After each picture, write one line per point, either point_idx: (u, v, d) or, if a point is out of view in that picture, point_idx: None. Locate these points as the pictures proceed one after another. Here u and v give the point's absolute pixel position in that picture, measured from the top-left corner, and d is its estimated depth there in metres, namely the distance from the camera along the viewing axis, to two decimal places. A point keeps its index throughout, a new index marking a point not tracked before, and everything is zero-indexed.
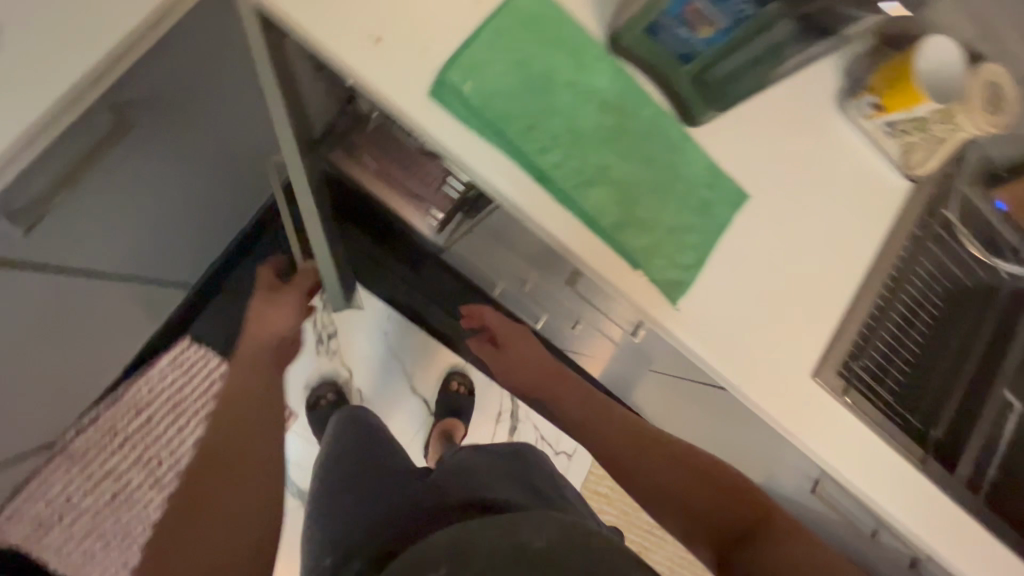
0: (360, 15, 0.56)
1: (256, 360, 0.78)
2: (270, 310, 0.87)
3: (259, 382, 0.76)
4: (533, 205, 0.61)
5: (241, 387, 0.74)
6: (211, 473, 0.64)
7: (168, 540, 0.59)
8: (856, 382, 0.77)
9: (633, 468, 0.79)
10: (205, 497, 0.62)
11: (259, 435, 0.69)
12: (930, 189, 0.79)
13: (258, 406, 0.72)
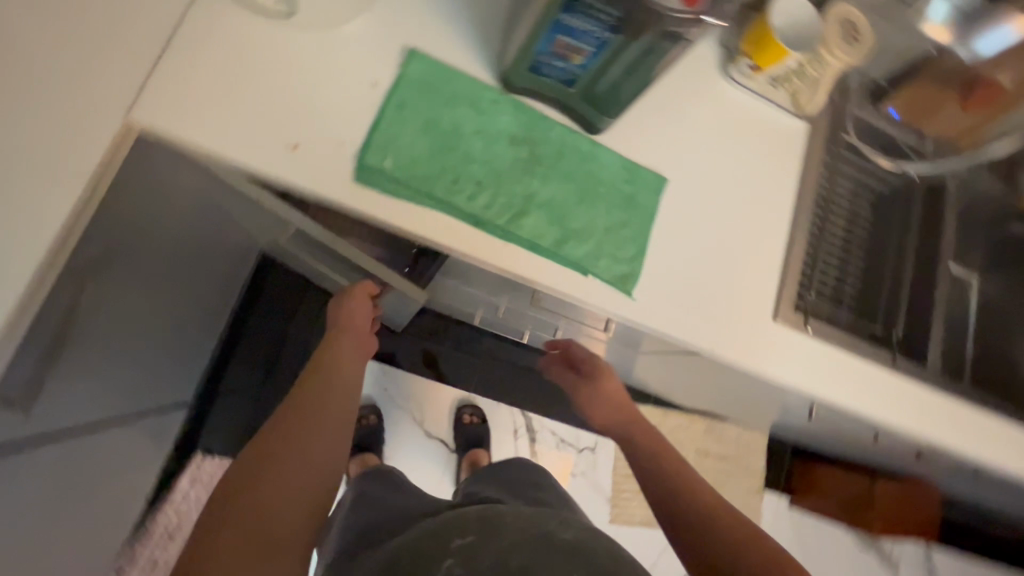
0: (272, 126, 0.60)
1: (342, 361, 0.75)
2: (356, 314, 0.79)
3: (341, 382, 0.73)
4: (478, 244, 0.66)
5: (322, 382, 0.71)
6: (273, 464, 0.63)
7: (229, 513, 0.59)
8: (813, 310, 0.84)
9: (655, 468, 0.80)
10: (267, 487, 0.61)
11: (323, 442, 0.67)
12: (825, 120, 0.86)
13: (333, 410, 0.70)
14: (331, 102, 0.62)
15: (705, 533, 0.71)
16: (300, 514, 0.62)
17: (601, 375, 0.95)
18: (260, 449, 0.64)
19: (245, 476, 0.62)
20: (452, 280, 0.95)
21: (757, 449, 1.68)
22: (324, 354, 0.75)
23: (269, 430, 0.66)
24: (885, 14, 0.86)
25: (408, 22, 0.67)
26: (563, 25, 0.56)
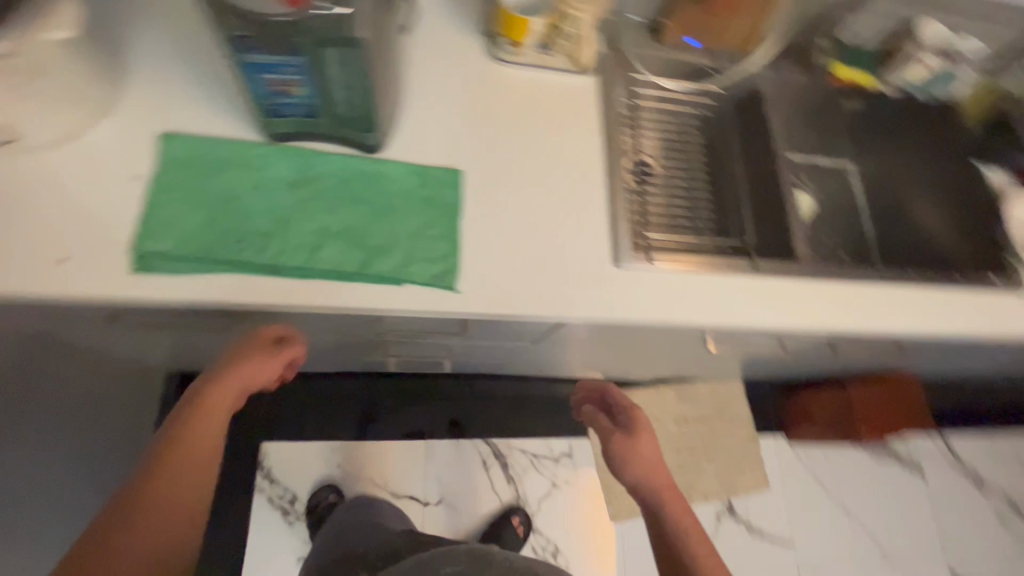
0: (35, 249, 0.61)
1: (210, 413, 0.64)
2: (249, 370, 0.67)
3: (205, 430, 0.63)
4: (280, 290, 0.66)
5: (181, 441, 0.61)
6: (133, 528, 0.55)
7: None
8: (666, 244, 0.85)
9: (681, 537, 0.75)
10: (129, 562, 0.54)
11: (177, 495, 0.59)
12: (610, 67, 0.88)
13: (190, 460, 0.61)
14: (90, 208, 0.63)
15: None
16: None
17: (642, 430, 0.82)
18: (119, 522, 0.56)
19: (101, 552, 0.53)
20: (327, 341, 0.94)
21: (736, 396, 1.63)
22: (194, 403, 0.64)
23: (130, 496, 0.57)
24: None
25: (151, 113, 0.69)
26: (255, 63, 0.56)
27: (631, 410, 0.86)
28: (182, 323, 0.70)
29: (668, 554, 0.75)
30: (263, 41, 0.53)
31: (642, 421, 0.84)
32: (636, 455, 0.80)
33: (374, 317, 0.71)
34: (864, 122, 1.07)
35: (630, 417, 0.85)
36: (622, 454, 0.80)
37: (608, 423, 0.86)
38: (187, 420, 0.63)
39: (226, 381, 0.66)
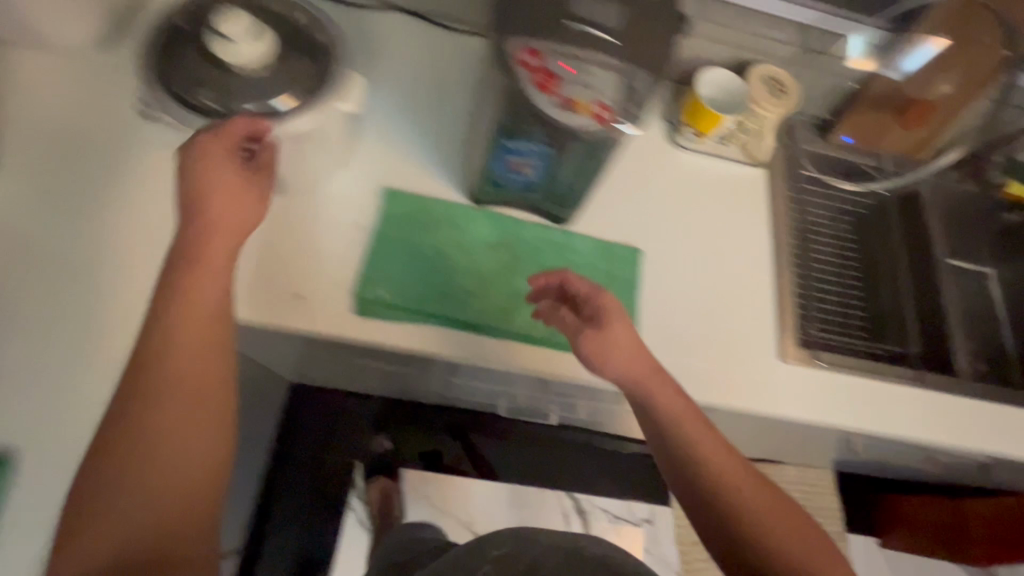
0: (274, 282, 0.67)
1: (189, 300, 0.52)
2: (225, 189, 0.54)
3: (195, 335, 0.52)
4: (478, 347, 0.71)
5: (161, 353, 0.50)
6: (132, 467, 0.48)
7: (85, 555, 0.45)
8: (827, 342, 0.85)
9: (695, 444, 0.66)
10: (135, 504, 0.47)
11: (176, 414, 0.50)
12: (781, 163, 0.91)
13: (183, 383, 0.51)
14: (323, 251, 0.70)
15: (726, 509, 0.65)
16: (190, 521, 0.49)
17: (614, 318, 0.65)
18: (110, 458, 0.48)
19: (93, 505, 0.47)
20: (472, 383, 0.94)
21: (828, 488, 1.56)
22: (166, 283, 0.52)
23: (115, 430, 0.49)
24: (807, 67, 0.88)
25: (380, 169, 0.76)
26: (508, 147, 0.62)
27: (599, 300, 0.66)
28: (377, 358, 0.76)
29: (671, 450, 0.67)
30: (527, 135, 0.59)
31: (614, 311, 0.66)
32: (608, 346, 0.65)
33: (554, 383, 0.73)
34: (1023, 235, 1.05)
35: (597, 307, 0.66)
36: (595, 350, 0.65)
37: (573, 317, 0.68)
38: (157, 321, 0.51)
39: (210, 239, 0.53)
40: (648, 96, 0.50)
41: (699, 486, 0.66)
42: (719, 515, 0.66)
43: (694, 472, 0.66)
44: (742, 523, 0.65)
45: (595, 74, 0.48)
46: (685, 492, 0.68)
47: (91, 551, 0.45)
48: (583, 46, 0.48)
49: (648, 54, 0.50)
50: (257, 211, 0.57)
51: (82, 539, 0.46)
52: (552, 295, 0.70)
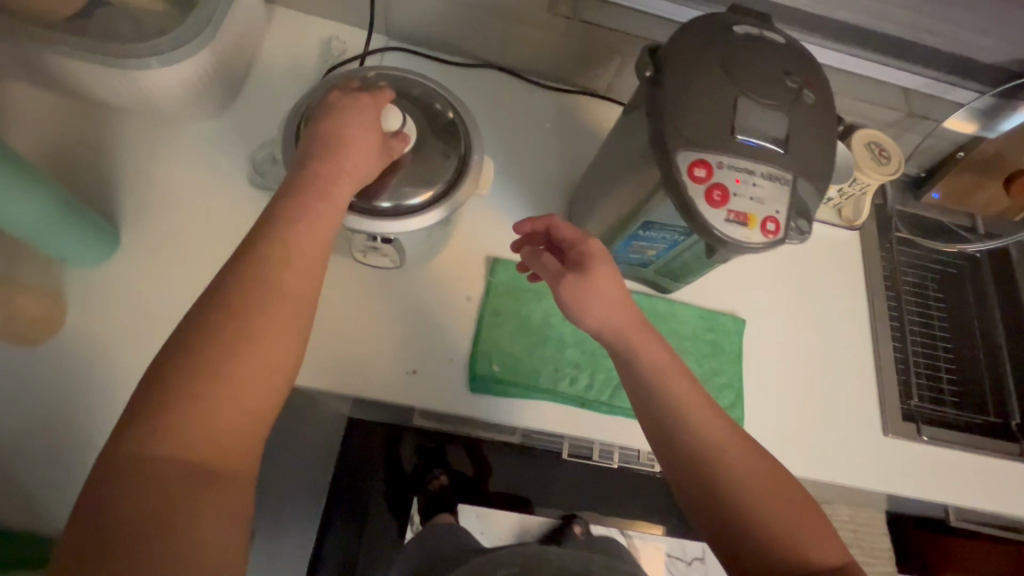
0: (394, 360, 0.68)
1: (318, 216, 0.47)
2: (354, 151, 0.51)
3: (312, 246, 0.46)
4: (589, 424, 0.70)
5: (278, 255, 0.44)
6: (177, 415, 0.37)
7: (146, 450, 0.35)
8: (928, 413, 0.83)
9: (691, 413, 0.52)
10: (211, 406, 0.38)
11: (249, 376, 0.40)
12: (874, 227, 0.90)
13: (291, 289, 0.43)
14: (435, 324, 0.70)
15: (724, 492, 0.50)
16: (242, 450, 0.39)
17: (601, 261, 0.55)
18: (199, 344, 0.39)
19: (168, 395, 0.37)
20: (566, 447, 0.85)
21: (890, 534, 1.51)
22: (300, 195, 0.47)
23: (215, 315, 0.40)
24: (903, 129, 0.87)
25: (485, 238, 0.76)
26: (641, 234, 0.61)
27: (586, 244, 0.56)
28: (479, 427, 0.76)
29: (663, 425, 0.53)
30: (666, 228, 0.58)
31: (598, 254, 0.55)
32: (591, 292, 0.54)
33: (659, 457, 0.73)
34: None
35: (583, 255, 0.56)
36: (576, 297, 0.54)
37: (555, 264, 0.57)
38: (280, 224, 0.45)
39: (339, 180, 0.50)
40: (811, 205, 0.48)
41: (693, 461, 0.51)
42: (716, 495, 0.50)
43: (689, 447, 0.52)
44: (735, 500, 0.50)
45: (759, 185, 0.47)
46: (678, 475, 0.52)
47: (153, 449, 0.36)
48: (748, 156, 0.47)
49: (812, 162, 0.48)
50: (376, 168, 0.53)
51: (153, 429, 0.36)
52: (538, 242, 0.62)
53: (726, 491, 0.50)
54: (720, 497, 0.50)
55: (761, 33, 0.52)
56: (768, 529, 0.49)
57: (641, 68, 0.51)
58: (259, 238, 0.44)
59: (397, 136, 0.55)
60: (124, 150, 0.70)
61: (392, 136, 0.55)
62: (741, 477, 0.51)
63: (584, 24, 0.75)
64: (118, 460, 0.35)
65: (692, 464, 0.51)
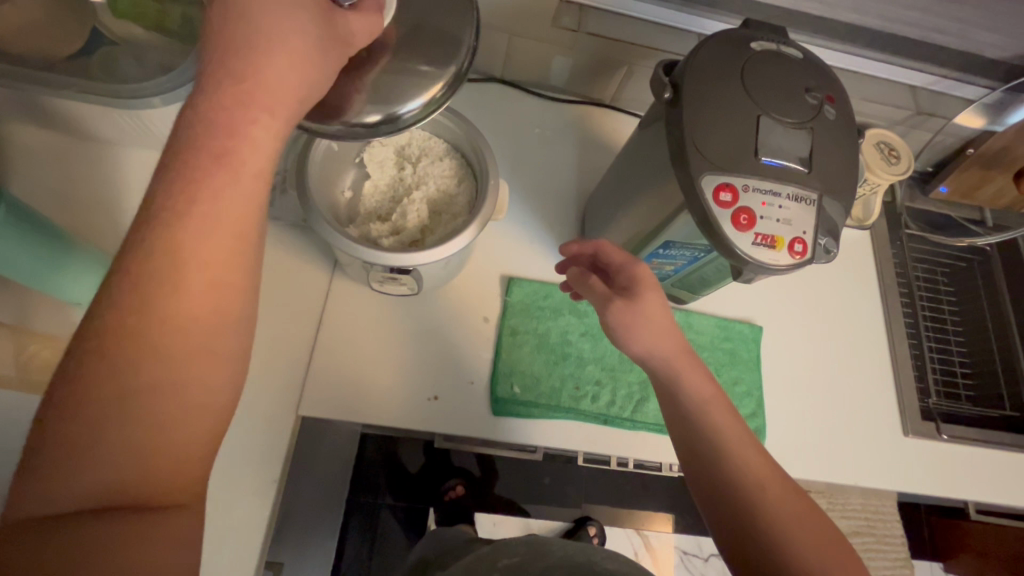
0: (415, 387, 0.67)
1: (240, 170, 0.34)
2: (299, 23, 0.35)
3: (234, 221, 0.33)
4: (612, 441, 0.70)
5: (188, 239, 0.32)
6: (84, 462, 0.29)
7: (53, 507, 0.29)
8: (946, 410, 0.83)
9: (718, 427, 0.53)
10: (135, 434, 0.31)
11: (175, 395, 0.32)
12: (884, 224, 0.90)
13: (213, 283, 0.33)
14: (454, 346, 0.70)
15: (745, 506, 0.51)
16: (181, 480, 0.33)
17: (651, 285, 0.55)
18: (101, 365, 0.30)
19: (65, 439, 0.29)
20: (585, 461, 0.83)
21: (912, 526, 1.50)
22: (214, 141, 0.33)
23: (113, 328, 0.31)
24: (911, 127, 0.87)
25: (499, 257, 0.75)
26: (661, 252, 0.61)
27: (636, 268, 0.56)
28: (500, 446, 0.75)
29: (690, 435, 0.54)
30: (687, 247, 0.58)
31: (649, 281, 0.55)
32: (639, 318, 0.54)
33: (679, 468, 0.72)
34: None
35: (632, 279, 0.56)
36: (624, 324, 0.54)
37: (605, 288, 0.57)
38: (183, 190, 0.32)
39: (257, 93, 0.34)
40: (837, 222, 0.48)
41: (715, 472, 0.52)
42: (736, 508, 0.51)
43: (714, 459, 0.52)
44: (755, 515, 0.50)
45: (785, 206, 0.47)
46: (701, 485, 0.53)
47: (58, 504, 0.29)
48: (773, 178, 0.47)
49: (836, 180, 0.48)
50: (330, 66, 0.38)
51: (53, 479, 0.29)
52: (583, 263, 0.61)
53: (746, 506, 0.51)
54: (740, 510, 0.51)
55: (778, 49, 0.52)
56: (786, 549, 0.49)
57: (660, 88, 0.51)
58: (161, 210, 0.32)
59: (356, 14, 0.40)
60: (131, 186, 0.69)
61: (349, 12, 0.40)
62: (766, 496, 0.51)
63: (590, 35, 0.73)
64: (19, 522, 0.29)
65: (714, 475, 0.52)
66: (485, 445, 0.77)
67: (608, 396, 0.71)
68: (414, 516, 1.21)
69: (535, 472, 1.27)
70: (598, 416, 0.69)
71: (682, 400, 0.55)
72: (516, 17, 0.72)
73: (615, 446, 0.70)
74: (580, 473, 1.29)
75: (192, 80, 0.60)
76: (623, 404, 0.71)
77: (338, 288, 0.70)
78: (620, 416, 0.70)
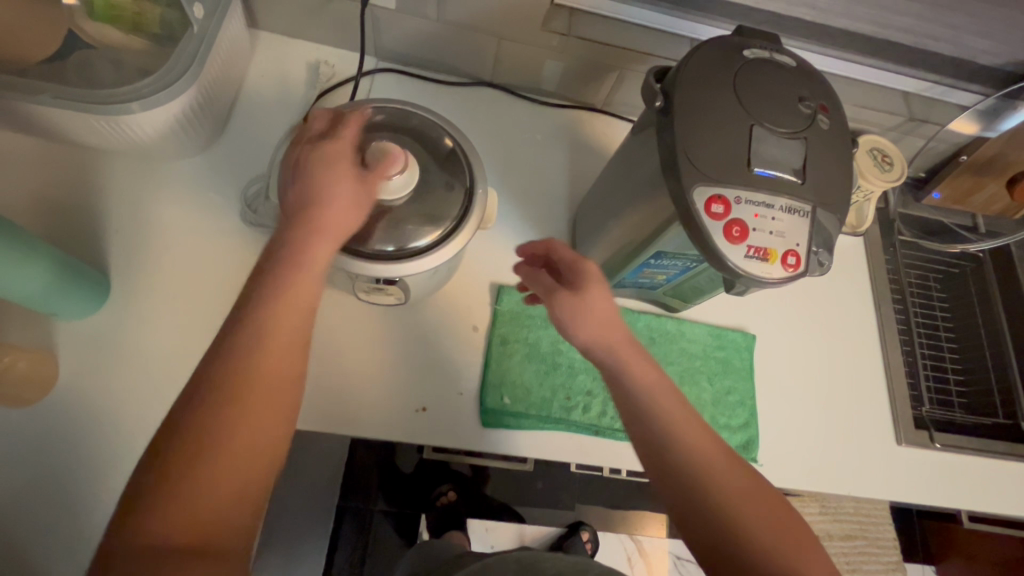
0: (404, 398, 0.66)
1: (294, 279, 0.44)
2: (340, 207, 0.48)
3: (288, 314, 0.43)
4: (604, 451, 0.68)
5: (254, 328, 0.41)
6: (176, 499, 0.35)
7: (147, 537, 0.34)
8: (941, 418, 0.83)
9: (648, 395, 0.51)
10: (212, 472, 0.36)
11: (245, 439, 0.38)
12: (877, 230, 0.89)
13: (271, 356, 0.41)
14: (442, 357, 0.69)
15: (672, 467, 0.49)
16: (236, 522, 0.37)
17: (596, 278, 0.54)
18: (197, 417, 0.37)
19: (156, 483, 0.35)
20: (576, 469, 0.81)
21: (906, 530, 1.49)
22: (281, 265, 0.45)
23: (202, 391, 0.38)
24: (904, 133, 0.86)
25: (489, 264, 0.74)
26: (652, 262, 0.60)
27: (581, 263, 0.55)
28: (491, 458, 0.73)
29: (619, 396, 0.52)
30: (678, 257, 0.57)
31: (593, 274, 0.55)
32: (581, 312, 0.53)
33: None
34: None
35: (579, 274, 0.55)
36: (569, 316, 0.54)
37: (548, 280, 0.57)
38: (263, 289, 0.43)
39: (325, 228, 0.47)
40: (831, 234, 0.47)
41: (644, 436, 0.50)
42: (663, 471, 0.49)
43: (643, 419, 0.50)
44: (683, 477, 0.48)
45: (778, 218, 0.46)
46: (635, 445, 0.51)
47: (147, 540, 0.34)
48: (766, 189, 0.46)
49: (830, 190, 0.48)
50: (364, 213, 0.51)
51: (143, 516, 0.34)
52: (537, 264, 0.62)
53: (674, 468, 0.49)
54: (668, 474, 0.49)
55: (771, 56, 0.51)
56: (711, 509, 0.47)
57: (651, 96, 0.50)
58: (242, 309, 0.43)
59: (393, 180, 0.52)
60: (111, 194, 0.67)
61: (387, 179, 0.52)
62: (693, 457, 0.49)
63: (580, 40, 0.72)
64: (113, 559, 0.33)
65: (642, 441, 0.51)
66: (475, 456, 0.75)
67: (603, 402, 0.70)
68: (405, 522, 1.19)
69: (527, 478, 1.26)
70: (592, 425, 0.68)
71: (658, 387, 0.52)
72: (504, 21, 0.71)
73: (609, 455, 0.68)
74: (572, 478, 1.27)
75: (174, 86, 0.58)
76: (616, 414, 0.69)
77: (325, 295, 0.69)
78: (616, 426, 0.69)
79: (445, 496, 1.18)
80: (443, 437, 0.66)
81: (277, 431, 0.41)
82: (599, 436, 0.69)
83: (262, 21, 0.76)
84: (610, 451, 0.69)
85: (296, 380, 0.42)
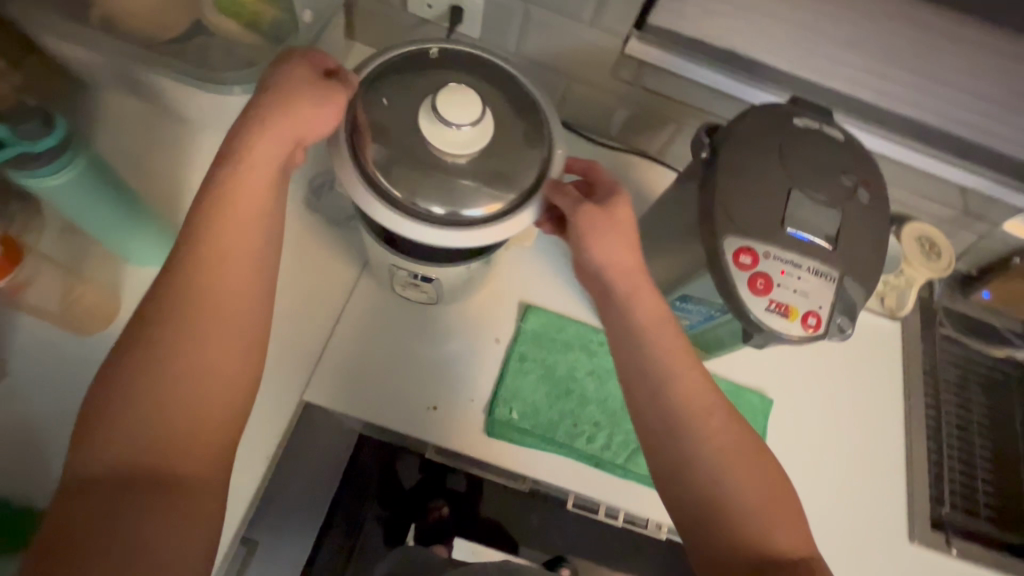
0: (416, 394, 0.69)
1: (227, 225, 0.47)
2: (285, 125, 0.48)
3: (228, 260, 0.47)
4: (603, 485, 0.69)
5: (194, 276, 0.45)
6: (124, 434, 0.41)
7: (102, 471, 0.40)
8: (960, 524, 0.78)
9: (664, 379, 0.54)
10: (160, 412, 0.42)
11: (191, 377, 0.43)
12: (917, 319, 0.87)
13: (210, 301, 0.45)
14: (461, 362, 0.72)
15: (679, 445, 0.53)
16: (187, 459, 0.42)
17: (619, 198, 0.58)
18: (143, 363, 0.42)
19: (104, 428, 0.41)
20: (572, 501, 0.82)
21: None
22: (215, 209, 0.47)
23: (141, 342, 0.43)
24: (957, 227, 0.86)
25: (521, 283, 0.77)
26: (677, 304, 0.62)
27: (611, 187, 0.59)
28: (491, 471, 0.75)
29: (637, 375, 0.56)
30: (703, 303, 0.59)
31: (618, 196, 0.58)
32: (608, 225, 0.56)
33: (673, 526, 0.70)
34: None
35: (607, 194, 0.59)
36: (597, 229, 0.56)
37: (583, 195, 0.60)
38: (198, 236, 0.46)
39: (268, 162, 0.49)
40: (856, 303, 0.48)
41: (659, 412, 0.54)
42: (672, 449, 0.53)
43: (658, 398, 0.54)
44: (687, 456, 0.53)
45: (804, 278, 0.47)
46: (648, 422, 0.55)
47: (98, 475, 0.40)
48: (795, 250, 0.47)
49: (862, 261, 0.49)
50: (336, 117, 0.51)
51: (95, 454, 0.40)
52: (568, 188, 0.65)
53: (681, 444, 0.53)
54: (673, 452, 0.53)
55: (820, 127, 0.53)
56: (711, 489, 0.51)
57: (698, 148, 0.53)
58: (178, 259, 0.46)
59: (461, 129, 0.52)
60: (193, 167, 0.75)
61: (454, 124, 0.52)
62: (701, 436, 0.53)
63: (645, 89, 0.77)
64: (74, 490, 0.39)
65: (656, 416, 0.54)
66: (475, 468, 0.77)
67: (610, 437, 0.70)
68: (392, 529, 1.20)
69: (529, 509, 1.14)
70: (595, 458, 0.69)
71: (680, 403, 0.54)
72: (576, 62, 0.77)
73: (607, 490, 0.69)
74: None
75: None
76: (625, 453, 0.70)
77: (365, 286, 0.73)
78: (618, 466, 0.69)
79: (438, 512, 1.16)
80: (449, 438, 0.68)
81: (224, 365, 0.45)
82: (599, 470, 0.69)
83: (359, 34, 0.84)
84: (609, 486, 0.69)
85: (238, 320, 0.46)
